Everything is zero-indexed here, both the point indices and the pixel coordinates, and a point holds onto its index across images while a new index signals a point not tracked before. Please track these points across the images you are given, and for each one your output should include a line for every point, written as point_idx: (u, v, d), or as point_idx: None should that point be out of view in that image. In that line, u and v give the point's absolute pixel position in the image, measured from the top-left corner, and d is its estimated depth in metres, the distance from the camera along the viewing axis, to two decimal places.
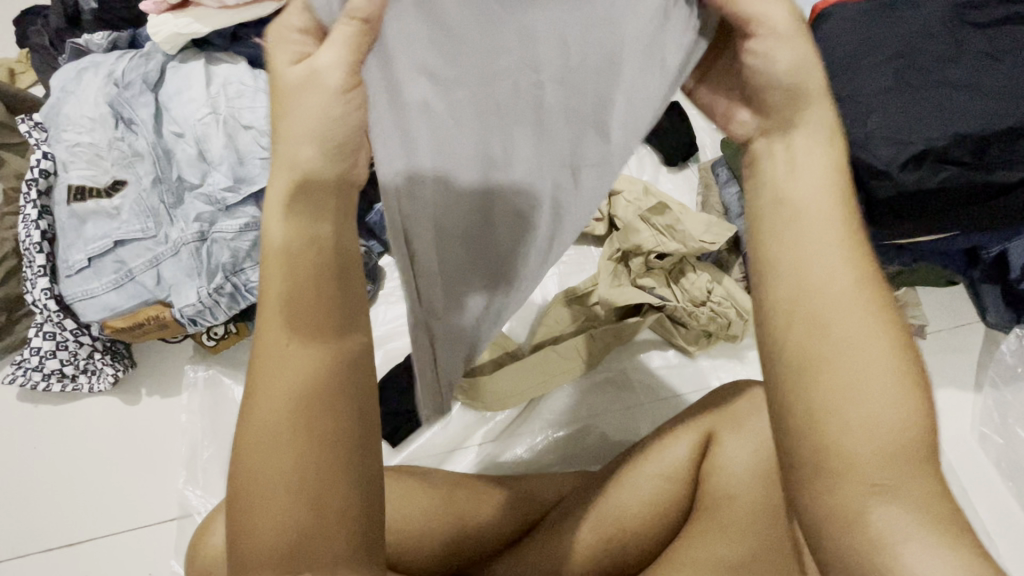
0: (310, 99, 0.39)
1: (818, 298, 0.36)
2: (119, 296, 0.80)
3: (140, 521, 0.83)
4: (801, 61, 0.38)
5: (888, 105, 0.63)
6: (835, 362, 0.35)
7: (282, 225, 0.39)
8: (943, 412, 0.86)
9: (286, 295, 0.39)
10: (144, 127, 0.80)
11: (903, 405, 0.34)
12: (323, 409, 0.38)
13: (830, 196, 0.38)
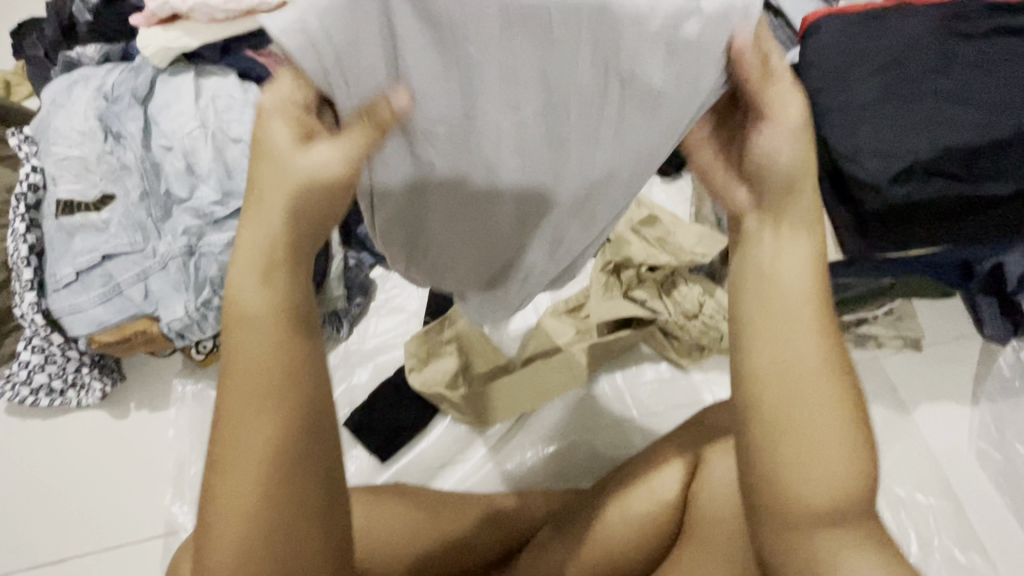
0: (308, 188, 0.39)
1: (788, 376, 0.39)
2: (106, 310, 0.79)
3: (126, 538, 0.82)
4: (797, 161, 0.41)
5: (877, 116, 0.62)
6: (799, 435, 0.39)
7: (256, 293, 0.39)
8: (941, 427, 0.84)
9: (250, 363, 0.38)
10: (133, 140, 0.80)
11: (858, 475, 0.39)
12: (287, 476, 0.39)
13: (804, 281, 0.40)
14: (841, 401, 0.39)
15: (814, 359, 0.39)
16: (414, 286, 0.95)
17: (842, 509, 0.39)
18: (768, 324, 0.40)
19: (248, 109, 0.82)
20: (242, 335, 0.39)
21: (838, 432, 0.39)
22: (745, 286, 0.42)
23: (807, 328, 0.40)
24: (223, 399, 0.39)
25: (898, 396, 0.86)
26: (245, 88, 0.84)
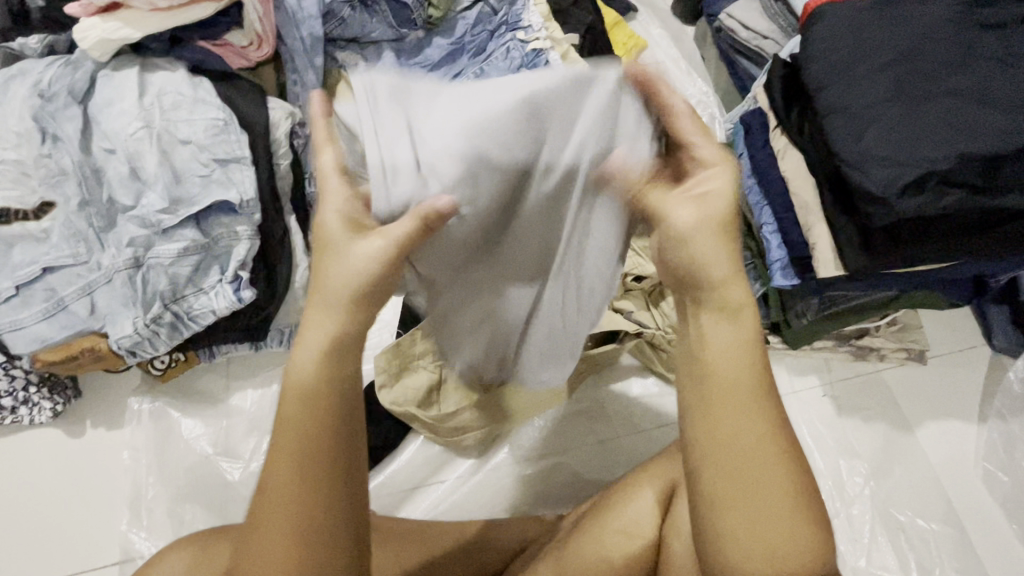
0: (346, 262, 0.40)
1: (728, 449, 0.39)
2: (50, 326, 0.73)
3: (80, 566, 0.77)
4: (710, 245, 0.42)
5: (889, 119, 0.56)
6: (743, 509, 0.38)
7: (311, 360, 0.39)
8: (946, 448, 0.79)
9: (298, 432, 0.38)
10: (70, 143, 0.73)
11: (804, 537, 0.39)
12: (317, 549, 0.37)
13: (739, 351, 0.40)
14: (782, 464, 0.39)
15: (755, 426, 0.39)
16: None
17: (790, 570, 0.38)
18: (709, 394, 0.40)
19: (198, 106, 0.76)
20: (293, 411, 0.38)
21: (780, 493, 0.39)
22: (684, 360, 0.42)
23: (746, 398, 0.40)
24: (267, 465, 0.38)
25: (901, 414, 0.81)
26: (195, 83, 0.77)
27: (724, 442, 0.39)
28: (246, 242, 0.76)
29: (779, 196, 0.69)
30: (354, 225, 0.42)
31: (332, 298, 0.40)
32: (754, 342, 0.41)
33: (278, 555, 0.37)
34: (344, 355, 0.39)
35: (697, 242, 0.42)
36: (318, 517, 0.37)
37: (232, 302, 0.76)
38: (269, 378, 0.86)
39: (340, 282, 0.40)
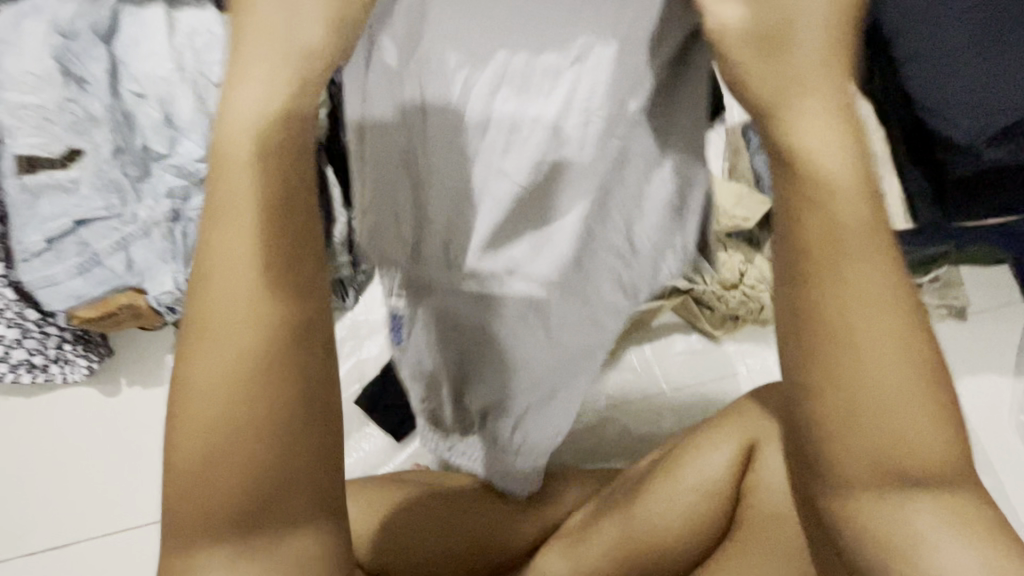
0: (260, 69, 0.34)
1: (850, 300, 0.33)
2: (85, 282, 0.71)
3: (135, 519, 0.80)
4: (832, 106, 0.35)
5: (983, 59, 0.51)
6: (873, 374, 0.33)
7: (229, 185, 0.33)
8: (980, 402, 0.81)
9: (216, 274, 0.32)
10: (100, 86, 0.67)
11: (938, 400, 0.34)
12: (260, 391, 0.32)
13: (852, 176, 0.34)
14: (899, 312, 0.34)
15: (876, 276, 0.34)
16: None
17: (922, 456, 0.34)
18: (824, 279, 0.34)
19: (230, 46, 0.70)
20: (216, 261, 0.32)
21: (905, 375, 0.34)
22: (795, 195, 0.35)
23: (862, 262, 0.34)
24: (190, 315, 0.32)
25: None
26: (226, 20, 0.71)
27: (848, 338, 0.33)
28: None
29: None
30: None
31: (236, 125, 0.33)
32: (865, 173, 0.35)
33: (214, 397, 0.31)
34: (239, 190, 0.32)
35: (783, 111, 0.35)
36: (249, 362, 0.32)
37: None
38: None
39: (269, 103, 0.34)
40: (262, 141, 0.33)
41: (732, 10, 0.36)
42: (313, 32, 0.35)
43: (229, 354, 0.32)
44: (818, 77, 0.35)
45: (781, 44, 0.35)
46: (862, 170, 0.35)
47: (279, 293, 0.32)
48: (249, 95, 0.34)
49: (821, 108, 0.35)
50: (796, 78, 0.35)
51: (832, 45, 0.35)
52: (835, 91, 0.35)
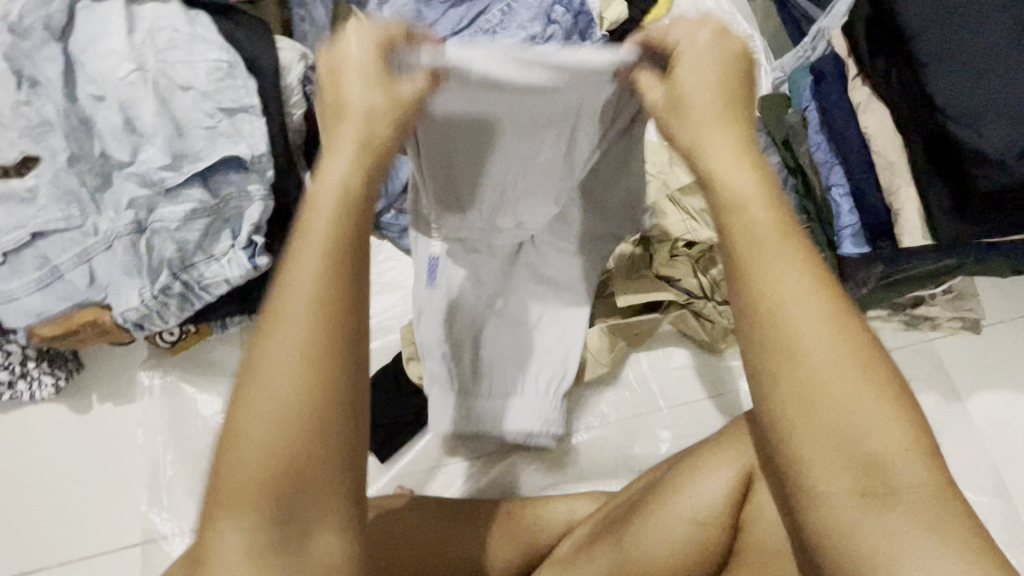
0: (348, 127, 0.38)
1: (781, 306, 0.34)
2: (44, 298, 0.66)
3: (97, 548, 0.74)
4: (727, 163, 0.38)
5: (996, 74, 0.51)
6: (819, 374, 0.33)
7: (324, 219, 0.35)
8: (997, 418, 0.77)
9: (308, 297, 0.33)
10: (54, 89, 0.63)
11: (885, 395, 0.33)
12: (318, 415, 0.32)
13: (759, 190, 0.37)
14: (828, 312, 0.34)
15: (797, 275, 0.35)
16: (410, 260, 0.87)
17: (875, 449, 0.33)
18: (763, 285, 0.35)
19: (197, 45, 0.66)
20: (293, 275, 0.33)
21: (863, 383, 0.33)
22: (724, 219, 0.37)
23: (794, 261, 0.35)
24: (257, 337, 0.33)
25: (950, 384, 0.78)
26: (192, 18, 0.67)
27: (788, 341, 0.34)
28: (260, 202, 0.68)
29: (857, 157, 0.63)
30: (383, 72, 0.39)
31: (335, 178, 0.36)
32: (770, 190, 0.37)
33: (272, 417, 0.31)
34: (330, 215, 0.35)
35: (690, 147, 0.40)
36: (311, 382, 0.32)
37: (247, 270, 0.69)
38: None
39: (354, 143, 0.38)
40: (349, 179, 0.36)
41: (654, 94, 0.42)
42: (382, 97, 0.39)
43: (303, 373, 0.32)
44: (721, 148, 0.39)
45: (685, 102, 0.40)
46: (766, 191, 0.37)
47: (343, 314, 0.33)
48: (341, 165, 0.37)
49: (724, 141, 0.39)
50: (698, 142, 0.40)
51: (735, 124, 0.40)
52: (734, 131, 0.39)
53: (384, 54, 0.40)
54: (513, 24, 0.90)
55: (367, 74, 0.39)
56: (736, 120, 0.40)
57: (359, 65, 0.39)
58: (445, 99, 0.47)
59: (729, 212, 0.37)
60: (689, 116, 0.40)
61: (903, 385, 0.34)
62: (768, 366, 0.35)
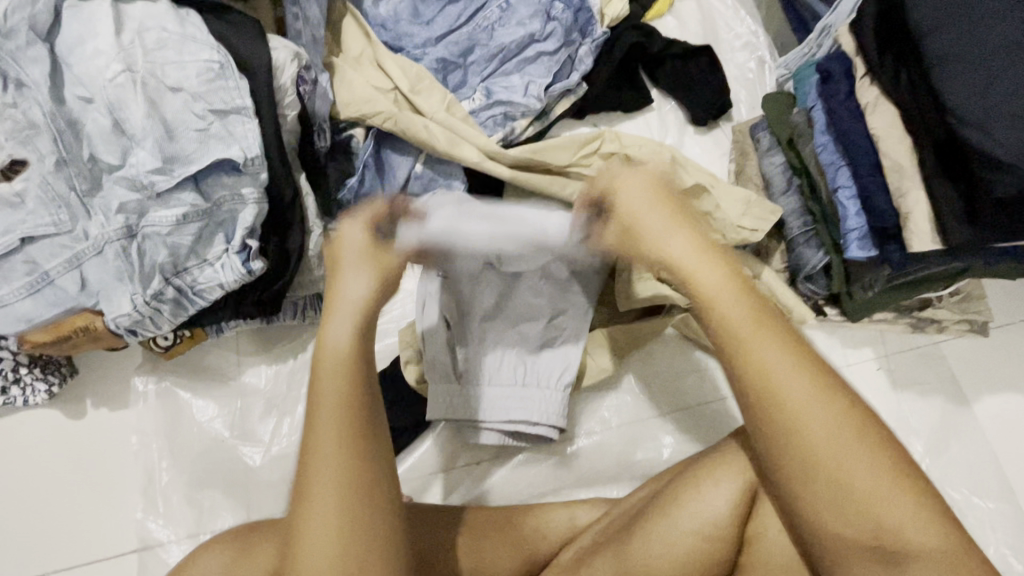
0: (353, 279, 0.50)
1: (785, 406, 0.41)
2: (35, 304, 0.64)
3: (94, 555, 0.73)
4: (718, 288, 0.45)
5: (1008, 72, 0.50)
6: (824, 460, 0.40)
7: (342, 346, 0.46)
8: (1005, 422, 0.76)
9: (333, 426, 0.43)
10: (40, 90, 0.61)
11: (885, 461, 0.40)
12: (366, 504, 0.42)
13: (732, 282, 0.45)
14: (825, 397, 0.41)
15: (792, 369, 0.41)
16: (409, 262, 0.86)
17: (890, 515, 0.39)
18: (768, 383, 0.41)
19: (187, 45, 0.64)
20: (321, 410, 0.43)
21: (861, 449, 0.40)
22: (716, 323, 0.44)
23: (777, 340, 0.42)
24: (304, 463, 0.43)
25: (957, 387, 0.77)
26: (182, 18, 0.65)
27: (795, 434, 0.40)
28: (253, 206, 0.67)
29: (864, 158, 0.62)
30: (371, 248, 0.52)
31: (328, 348, 0.45)
32: (742, 283, 0.45)
33: (330, 520, 0.41)
34: (341, 356, 0.45)
35: (668, 268, 0.48)
36: (355, 480, 0.42)
37: (241, 275, 0.67)
38: (283, 354, 0.81)
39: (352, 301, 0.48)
40: (348, 340, 0.46)
41: (615, 231, 0.52)
42: (365, 275, 0.50)
43: (348, 476, 0.42)
44: (695, 261, 0.46)
45: (635, 224, 0.50)
46: (743, 285, 0.45)
47: (368, 427, 0.44)
48: (340, 325, 0.47)
49: (680, 246, 0.48)
50: (672, 260, 0.48)
51: (702, 244, 0.47)
52: (694, 238, 0.48)
53: (372, 230, 0.53)
54: (511, 22, 0.88)
55: (356, 251, 0.51)
56: (696, 242, 0.48)
57: (352, 247, 0.52)
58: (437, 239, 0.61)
59: (705, 307, 0.45)
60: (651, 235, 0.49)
61: (896, 441, 0.41)
62: (781, 453, 0.41)
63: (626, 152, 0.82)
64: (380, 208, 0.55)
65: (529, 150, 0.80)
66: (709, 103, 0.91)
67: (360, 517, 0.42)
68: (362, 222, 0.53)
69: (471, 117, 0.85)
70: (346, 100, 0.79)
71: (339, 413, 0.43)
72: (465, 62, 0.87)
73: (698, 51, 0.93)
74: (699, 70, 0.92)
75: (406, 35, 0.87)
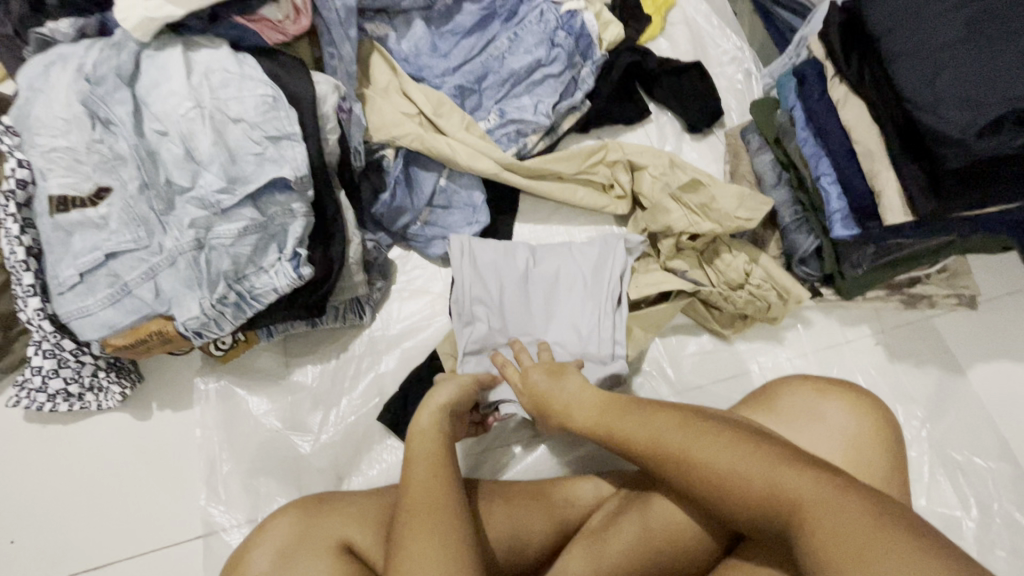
0: (427, 412, 0.66)
1: (647, 446, 0.56)
2: (116, 312, 0.73)
3: (163, 541, 0.80)
4: (578, 399, 0.65)
5: (955, 60, 0.57)
6: (695, 466, 0.53)
7: (430, 414, 0.66)
8: (998, 388, 0.82)
9: (432, 466, 0.60)
10: (124, 127, 0.72)
11: (740, 448, 0.52)
12: (457, 522, 0.55)
13: (591, 393, 0.65)
14: (675, 425, 0.56)
15: (639, 421, 0.59)
16: (436, 268, 0.95)
17: (760, 485, 0.49)
18: (630, 438, 0.58)
19: (245, 83, 0.75)
20: (419, 456, 0.61)
21: (734, 455, 0.51)
22: (587, 419, 0.63)
23: (630, 413, 0.60)
24: (411, 494, 0.57)
25: (955, 358, 0.83)
26: (240, 60, 0.76)
27: (662, 458, 0.55)
28: (302, 219, 0.76)
29: (841, 147, 0.70)
30: (449, 385, 0.71)
31: (428, 420, 0.66)
32: (596, 391, 0.66)
33: (432, 538, 0.53)
34: (437, 426, 0.65)
35: (558, 409, 0.66)
36: (448, 505, 0.56)
37: (293, 279, 0.76)
38: (329, 352, 0.89)
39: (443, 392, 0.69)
40: (433, 418, 0.66)
41: (533, 385, 0.70)
42: (443, 392, 0.69)
43: (444, 497, 0.57)
44: (574, 395, 0.66)
45: (534, 392, 0.69)
46: (597, 392, 0.65)
47: (457, 471, 0.62)
48: (427, 415, 0.66)
49: (553, 393, 0.68)
50: (556, 401, 0.67)
51: (579, 384, 0.67)
52: (570, 385, 0.67)
53: (443, 387, 0.70)
54: (519, 50, 0.99)
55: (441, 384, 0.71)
56: (573, 385, 0.67)
57: (439, 393, 0.69)
58: (475, 333, 0.78)
59: (579, 419, 0.64)
60: (541, 391, 0.69)
61: (746, 433, 0.53)
62: (694, 488, 0.53)
63: (629, 159, 0.90)
64: (443, 386, 0.70)
65: (541, 161, 0.90)
66: (701, 111, 1.00)
67: (453, 541, 0.53)
68: (442, 389, 0.70)
69: (488, 134, 0.95)
70: (377, 125, 0.89)
71: (429, 467, 0.60)
72: (481, 87, 0.98)
73: (691, 66, 1.02)
74: (692, 82, 1.02)
75: (427, 67, 0.98)
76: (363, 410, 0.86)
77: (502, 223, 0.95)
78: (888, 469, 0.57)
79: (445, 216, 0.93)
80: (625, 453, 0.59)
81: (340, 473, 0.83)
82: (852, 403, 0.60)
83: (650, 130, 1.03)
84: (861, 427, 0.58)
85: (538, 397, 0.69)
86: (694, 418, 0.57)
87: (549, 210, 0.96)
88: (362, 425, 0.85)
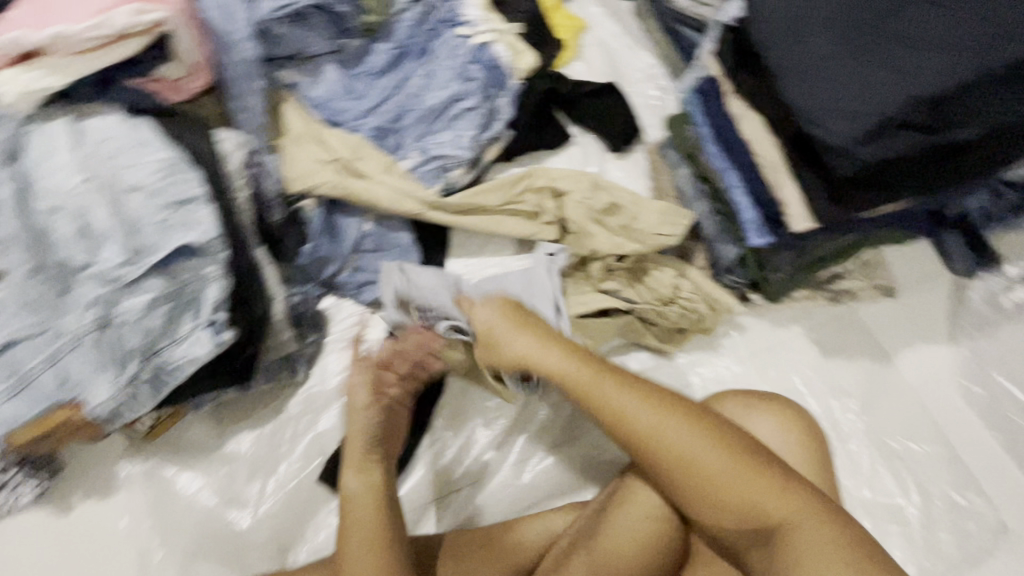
0: (354, 478, 0.64)
1: (640, 430, 0.57)
2: (16, 406, 0.67)
3: None
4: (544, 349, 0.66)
5: (831, 73, 0.60)
6: (688, 459, 0.55)
7: (357, 480, 0.63)
8: (924, 373, 0.85)
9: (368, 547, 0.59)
10: (7, 208, 0.68)
11: (731, 456, 0.55)
12: None
13: (567, 349, 0.66)
14: (669, 415, 0.57)
15: (631, 401, 0.59)
16: (370, 314, 0.92)
17: (748, 498, 0.53)
18: (620, 415, 0.59)
19: (142, 150, 0.72)
20: (354, 533, 0.60)
21: (726, 460, 0.54)
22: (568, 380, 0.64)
23: (619, 387, 0.61)
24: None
25: (882, 347, 0.86)
26: (134, 126, 0.73)
27: (652, 447, 0.57)
28: (216, 283, 0.72)
29: (745, 159, 0.72)
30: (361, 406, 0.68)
31: (360, 489, 0.63)
32: (573, 348, 0.66)
33: None
34: (370, 492, 0.63)
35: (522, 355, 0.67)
36: None
37: (212, 347, 0.72)
38: (263, 417, 0.85)
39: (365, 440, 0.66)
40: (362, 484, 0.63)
41: (495, 326, 0.70)
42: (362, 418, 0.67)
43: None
44: (544, 344, 0.66)
45: (498, 341, 0.69)
46: (568, 347, 0.66)
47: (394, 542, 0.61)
48: (355, 481, 0.63)
49: (519, 342, 0.68)
50: (521, 351, 0.67)
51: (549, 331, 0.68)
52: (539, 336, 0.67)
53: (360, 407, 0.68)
54: (435, 85, 0.98)
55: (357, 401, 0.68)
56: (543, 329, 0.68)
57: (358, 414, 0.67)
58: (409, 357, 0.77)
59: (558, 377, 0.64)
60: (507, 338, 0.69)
61: (738, 438, 0.56)
62: (679, 482, 0.56)
63: (554, 186, 0.90)
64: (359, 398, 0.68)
65: (464, 196, 0.89)
66: (619, 131, 1.02)
67: None
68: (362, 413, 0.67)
69: (411, 173, 0.93)
70: (293, 175, 0.87)
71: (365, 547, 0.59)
72: (400, 126, 0.96)
73: (605, 88, 1.05)
74: (608, 103, 1.04)
75: (342, 110, 0.96)
76: (303, 472, 0.82)
77: (433, 260, 0.93)
78: (818, 474, 0.58)
79: (375, 260, 0.91)
80: (611, 428, 0.60)
81: (284, 544, 0.79)
82: (785, 418, 0.61)
83: (573, 152, 1.04)
84: (792, 442, 0.60)
85: (503, 345, 0.69)
86: (688, 408, 0.58)
87: (480, 243, 0.96)
88: (305, 489, 0.81)
